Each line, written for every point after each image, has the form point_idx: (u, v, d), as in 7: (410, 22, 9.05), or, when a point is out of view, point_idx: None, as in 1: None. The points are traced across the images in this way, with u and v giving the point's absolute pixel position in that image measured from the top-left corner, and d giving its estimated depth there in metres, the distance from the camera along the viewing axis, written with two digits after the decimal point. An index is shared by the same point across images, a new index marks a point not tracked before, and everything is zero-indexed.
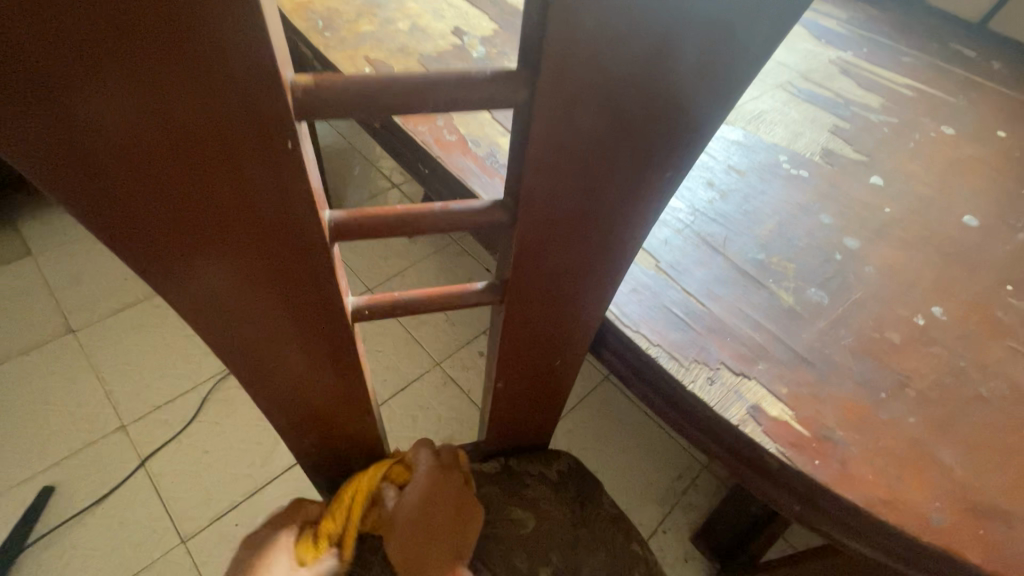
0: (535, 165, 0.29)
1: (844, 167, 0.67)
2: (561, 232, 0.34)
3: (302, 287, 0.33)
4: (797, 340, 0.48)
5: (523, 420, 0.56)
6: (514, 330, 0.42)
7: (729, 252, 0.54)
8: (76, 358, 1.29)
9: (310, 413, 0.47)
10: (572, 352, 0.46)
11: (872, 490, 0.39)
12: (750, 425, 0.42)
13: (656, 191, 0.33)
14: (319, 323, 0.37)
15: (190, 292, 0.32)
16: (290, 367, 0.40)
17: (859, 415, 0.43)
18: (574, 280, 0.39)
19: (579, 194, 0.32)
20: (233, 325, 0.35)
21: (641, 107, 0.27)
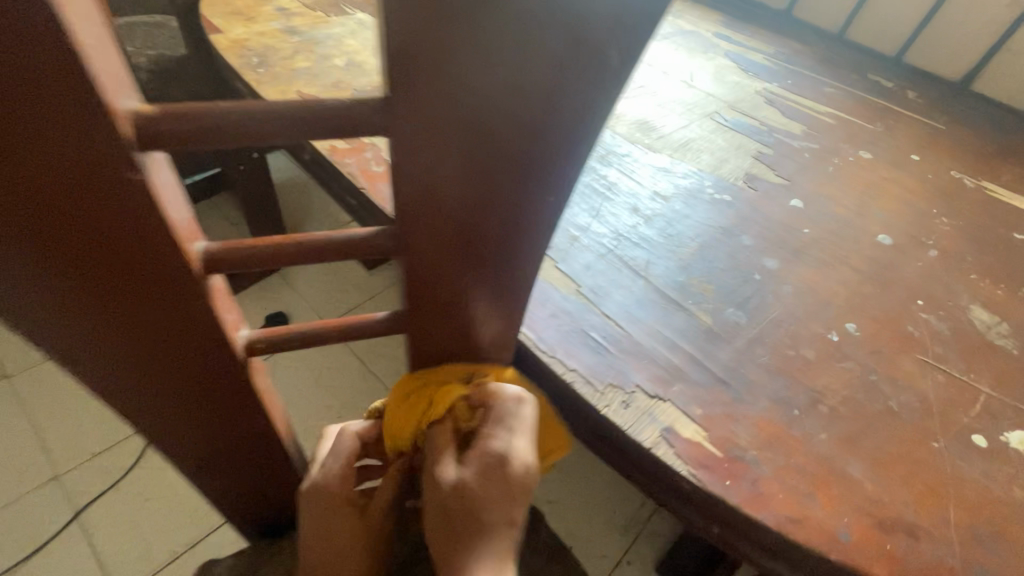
0: (408, 192, 0.28)
1: (766, 191, 0.69)
2: (450, 260, 0.33)
3: (186, 332, 0.32)
4: (714, 360, 0.48)
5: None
6: (424, 356, 0.41)
7: (650, 275, 0.55)
8: (8, 405, 1.22)
9: (218, 457, 0.45)
10: (489, 376, 0.45)
11: (783, 510, 0.39)
12: (662, 447, 0.41)
13: (543, 218, 0.32)
14: (210, 366, 0.35)
15: (54, 339, 0.29)
16: (189, 413, 0.39)
17: (772, 433, 0.43)
18: (477, 306, 0.37)
19: (462, 220, 0.31)
20: (114, 377, 0.33)
21: (507, 134, 0.26)
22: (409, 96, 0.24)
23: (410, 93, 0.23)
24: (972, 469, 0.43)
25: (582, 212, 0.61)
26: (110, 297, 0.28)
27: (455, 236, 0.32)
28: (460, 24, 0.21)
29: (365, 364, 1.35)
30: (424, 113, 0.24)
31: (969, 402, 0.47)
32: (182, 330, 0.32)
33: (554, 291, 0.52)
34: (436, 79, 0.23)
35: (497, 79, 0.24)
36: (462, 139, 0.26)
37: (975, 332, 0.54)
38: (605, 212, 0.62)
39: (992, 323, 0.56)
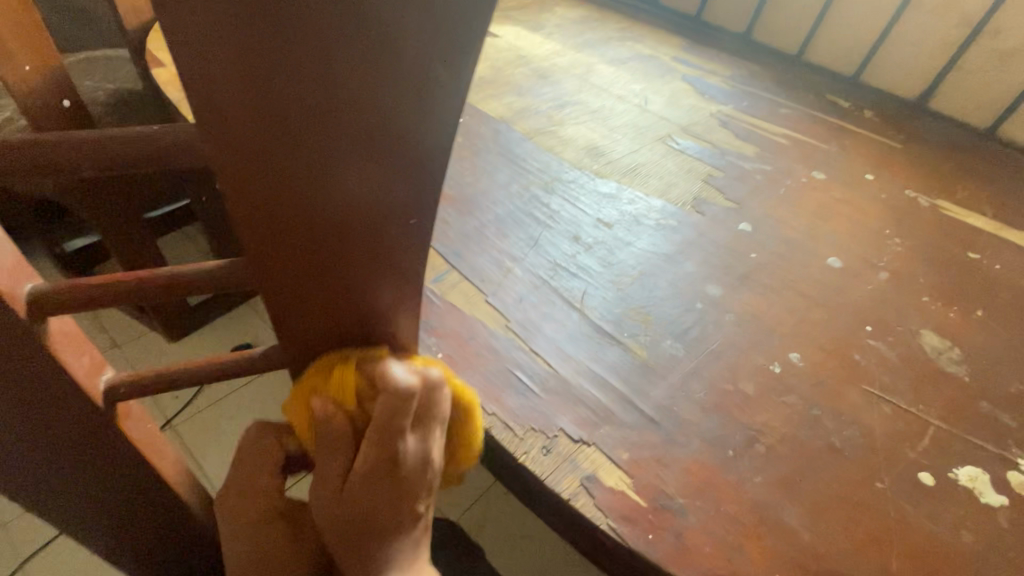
0: (251, 221, 0.27)
1: (714, 215, 0.67)
2: (323, 315, 0.34)
3: (28, 384, 0.32)
4: (646, 399, 0.45)
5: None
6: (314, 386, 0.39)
7: (586, 308, 0.52)
8: None
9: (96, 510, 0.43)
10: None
11: (708, 566, 0.36)
12: (582, 499, 0.38)
13: (411, 237, 0.31)
14: (63, 416, 0.35)
15: None
16: (53, 465, 0.38)
17: (703, 478, 0.40)
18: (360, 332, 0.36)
19: (321, 248, 0.29)
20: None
21: (348, 172, 0.26)
22: (224, 146, 0.23)
23: (222, 147, 0.23)
24: (917, 511, 0.40)
25: (519, 241, 0.59)
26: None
27: (322, 291, 0.32)
28: (262, 75, 0.21)
29: None
30: (249, 187, 0.25)
31: (917, 436, 0.45)
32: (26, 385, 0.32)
33: (482, 329, 0.49)
34: (251, 122, 0.23)
35: (318, 117, 0.23)
36: (299, 204, 0.27)
37: (925, 359, 0.52)
38: (544, 241, 0.59)
39: (943, 348, 0.53)
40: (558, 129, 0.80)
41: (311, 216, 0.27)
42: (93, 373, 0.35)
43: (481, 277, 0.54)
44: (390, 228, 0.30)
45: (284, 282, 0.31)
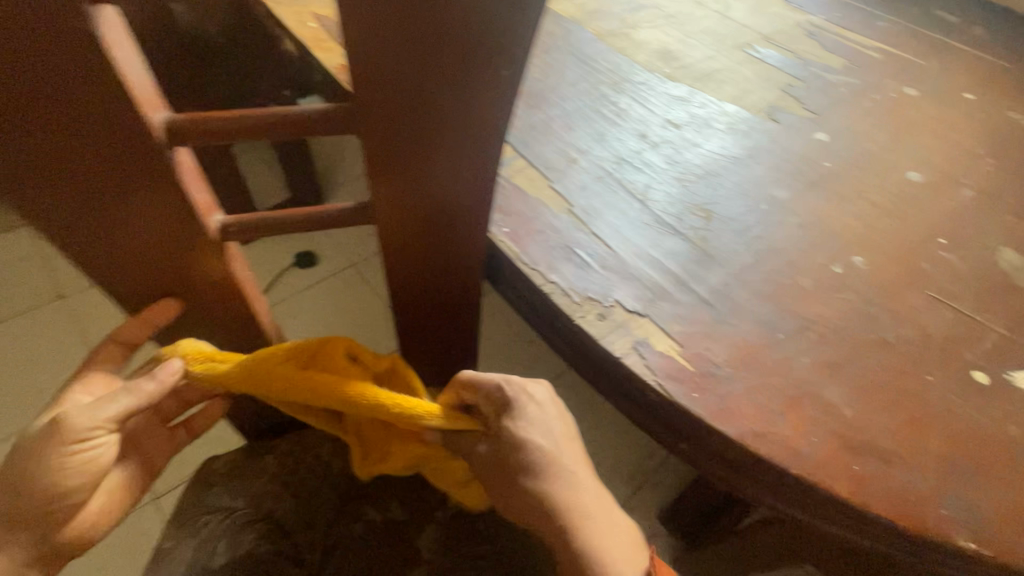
0: (361, 57, 0.30)
1: (790, 124, 0.65)
2: (410, 179, 0.39)
3: (164, 211, 0.36)
4: (701, 282, 0.46)
5: (433, 350, 0.59)
6: (393, 242, 0.44)
7: (649, 200, 0.53)
8: (65, 322, 1.32)
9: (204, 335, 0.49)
10: (456, 277, 0.50)
11: (747, 424, 0.38)
12: (632, 358, 0.41)
13: (499, 95, 0.34)
14: (188, 248, 0.39)
15: (42, 208, 0.33)
16: (174, 288, 0.43)
17: (750, 353, 0.42)
18: (438, 188, 0.40)
19: (415, 93, 0.33)
20: (98, 243, 0.37)
21: (451, 15, 0.29)
22: None
23: None
24: (964, 403, 0.40)
25: (586, 135, 0.59)
26: (80, 156, 0.31)
27: (410, 140, 0.36)
28: None
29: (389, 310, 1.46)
30: (366, 36, 0.29)
31: (976, 339, 0.45)
32: (165, 212, 0.36)
33: (546, 210, 0.51)
34: None
35: None
36: (405, 69, 0.31)
37: (999, 274, 0.50)
38: (610, 136, 0.59)
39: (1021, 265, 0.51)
40: (631, 33, 0.77)
41: (413, 78, 0.32)
42: (206, 209, 0.38)
43: (547, 165, 0.55)
44: (476, 101, 0.34)
45: (379, 125, 0.35)
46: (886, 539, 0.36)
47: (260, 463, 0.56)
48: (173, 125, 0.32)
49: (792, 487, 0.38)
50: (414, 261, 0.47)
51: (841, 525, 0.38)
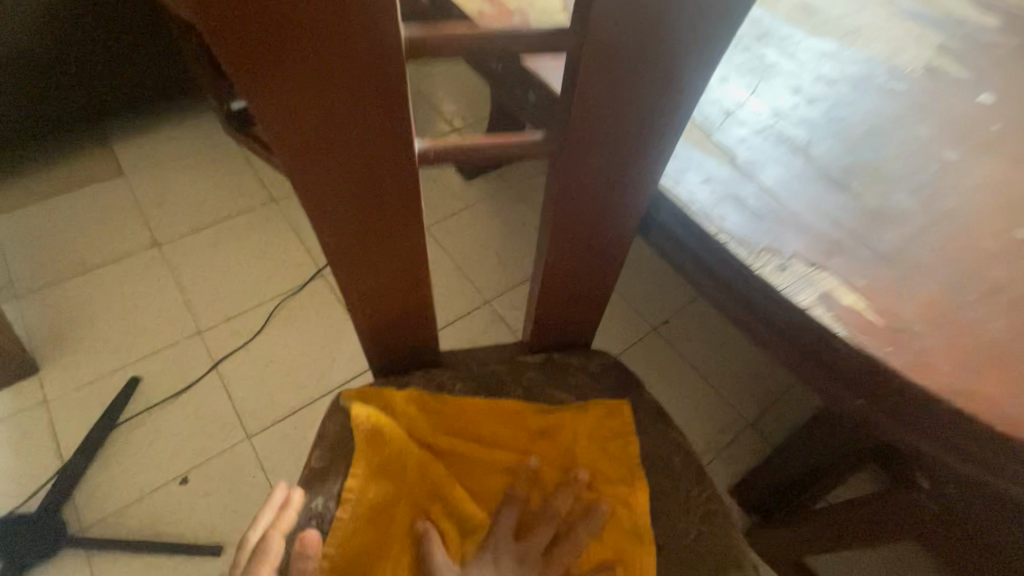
0: None
1: (949, 83, 0.61)
2: (606, 122, 0.40)
3: (387, 142, 0.39)
4: (878, 241, 0.45)
5: (565, 306, 0.59)
6: (567, 187, 0.45)
7: (811, 155, 0.51)
8: (160, 268, 1.38)
9: (371, 278, 0.50)
10: (613, 226, 0.50)
11: (946, 381, 0.37)
12: (820, 310, 0.40)
13: (719, 24, 0.34)
14: (394, 184, 0.42)
15: (293, 141, 0.37)
16: (368, 226, 0.45)
17: (940, 312, 0.40)
18: (629, 131, 0.40)
19: (642, 18, 0.33)
20: (321, 178, 0.40)
21: None
22: None
23: None
24: None
25: (738, 88, 0.57)
26: (335, 70, 0.33)
27: (618, 78, 0.36)
28: None
29: (461, 269, 1.51)
30: None
31: None
32: (389, 142, 0.39)
33: (709, 160, 0.50)
34: None
35: None
36: None
37: None
38: (764, 90, 0.57)
39: None
40: None
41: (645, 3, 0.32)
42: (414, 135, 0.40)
43: (702, 116, 0.54)
44: (695, 31, 0.34)
45: (597, 59, 0.35)
46: None
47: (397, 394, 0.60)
48: (413, 42, 0.34)
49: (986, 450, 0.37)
50: (578, 211, 0.47)
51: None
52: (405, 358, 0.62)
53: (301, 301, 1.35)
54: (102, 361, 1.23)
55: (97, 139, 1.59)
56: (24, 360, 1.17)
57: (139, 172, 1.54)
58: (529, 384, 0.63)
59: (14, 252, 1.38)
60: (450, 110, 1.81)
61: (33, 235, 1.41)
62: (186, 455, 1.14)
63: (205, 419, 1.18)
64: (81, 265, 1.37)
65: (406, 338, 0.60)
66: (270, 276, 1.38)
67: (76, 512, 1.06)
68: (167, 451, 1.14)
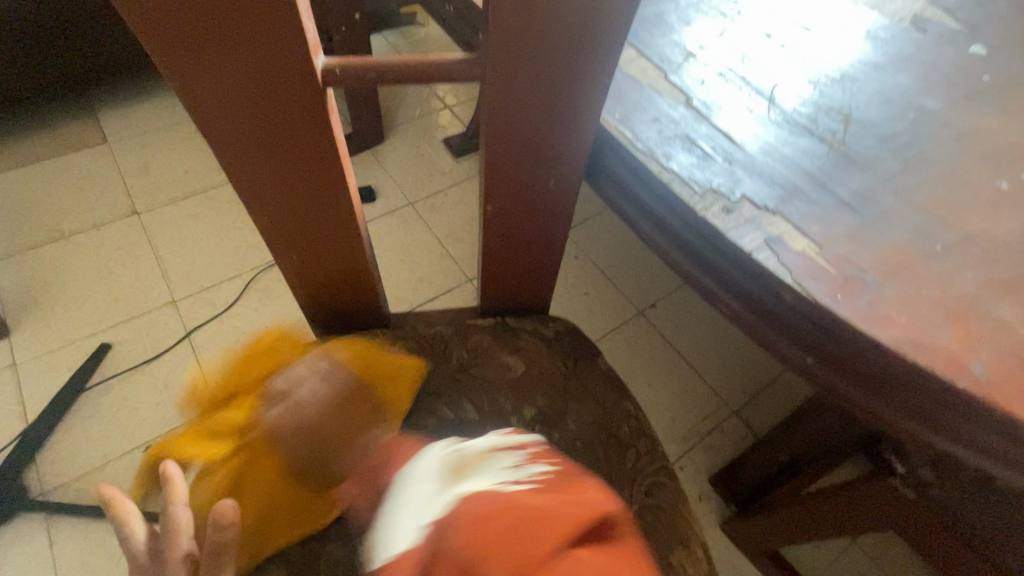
0: None
1: (939, 35, 0.55)
2: (524, 38, 0.36)
3: (279, 48, 0.35)
4: (841, 186, 0.41)
5: (515, 265, 0.55)
6: (494, 116, 0.41)
7: (777, 98, 0.47)
8: (137, 236, 1.36)
9: (302, 238, 0.49)
10: (552, 170, 0.46)
11: (901, 330, 0.33)
12: (765, 255, 0.36)
13: None
14: (298, 102, 0.38)
15: (167, 41, 0.33)
16: (282, 170, 0.43)
17: (902, 261, 0.36)
18: (550, 44, 0.37)
19: None
20: (220, 118, 0.38)
21: None
22: None
23: None
24: None
25: (704, 31, 0.53)
26: None
27: None
28: None
29: (444, 247, 1.47)
30: None
31: None
32: (281, 50, 0.35)
33: (661, 101, 0.46)
34: None
35: None
36: None
37: None
38: (733, 33, 0.53)
39: None
40: None
41: None
42: (315, 45, 0.36)
43: (661, 56, 0.49)
44: None
45: None
46: None
47: None
48: None
49: (935, 407, 0.34)
50: (510, 147, 0.43)
51: (985, 455, 0.33)
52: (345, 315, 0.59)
53: (278, 274, 1.32)
54: (72, 328, 1.21)
55: (82, 106, 1.57)
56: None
57: (121, 142, 1.52)
58: (476, 345, 0.57)
59: None
60: (443, 87, 1.77)
61: (9, 201, 1.38)
62: (154, 424, 1.11)
63: (174, 389, 1.16)
64: (57, 232, 1.34)
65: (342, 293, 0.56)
66: (248, 248, 1.36)
67: (39, 478, 1.04)
68: (134, 419, 1.12)
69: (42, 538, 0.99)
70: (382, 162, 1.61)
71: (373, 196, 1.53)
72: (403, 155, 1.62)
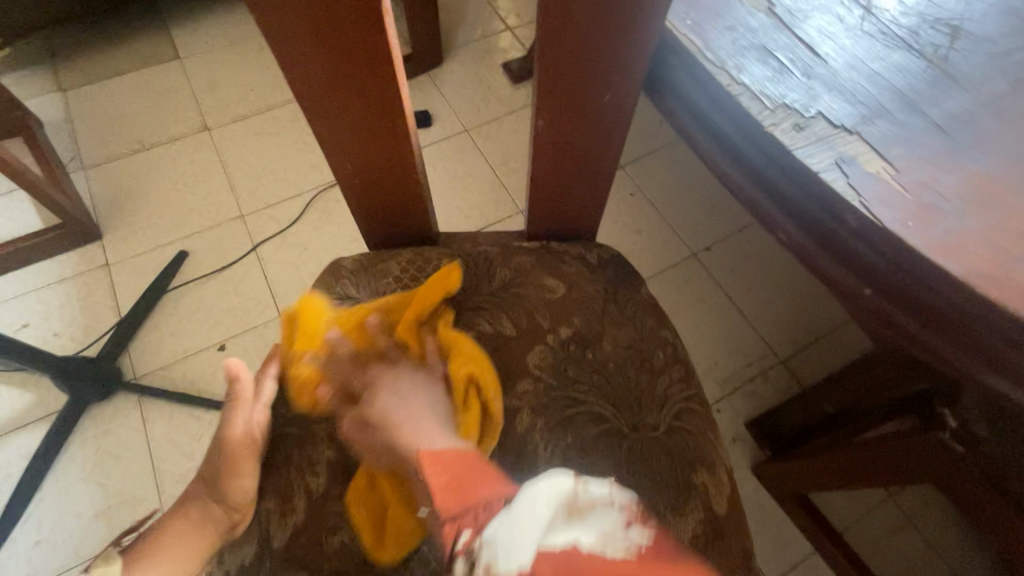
0: None
1: None
2: None
3: None
4: (934, 106, 0.37)
5: (564, 185, 0.54)
6: (553, 19, 0.39)
7: (875, 7, 0.42)
8: (209, 151, 1.43)
9: (359, 152, 0.50)
10: (608, 81, 0.44)
11: (974, 261, 0.31)
12: (833, 176, 0.34)
13: None
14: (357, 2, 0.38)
15: None
16: (341, 78, 0.43)
17: (990, 193, 0.33)
18: None
19: None
20: (281, 16, 0.38)
21: None
22: None
23: None
24: None
25: None
26: None
27: None
28: None
29: (498, 178, 1.46)
30: None
31: None
32: None
33: (739, 5, 0.41)
34: None
35: None
36: None
37: None
38: None
39: None
40: None
41: None
42: None
43: None
44: None
45: None
46: None
47: (383, 264, 0.58)
48: None
49: (1005, 346, 0.31)
50: (569, 55, 0.42)
51: None
52: (395, 231, 0.60)
53: (336, 195, 1.36)
54: (153, 235, 1.32)
55: (158, 21, 1.61)
56: (87, 226, 1.27)
57: (191, 58, 1.56)
58: (519, 266, 0.57)
59: (81, 124, 1.46)
60: (506, 6, 1.68)
61: (94, 113, 1.47)
62: (225, 326, 1.22)
63: (243, 296, 1.26)
64: (138, 143, 1.43)
65: (393, 209, 0.58)
66: (309, 169, 1.40)
67: (132, 363, 1.18)
68: (209, 320, 1.23)
69: (136, 414, 1.13)
70: (439, 86, 1.58)
71: (429, 121, 1.52)
72: (461, 80, 1.59)
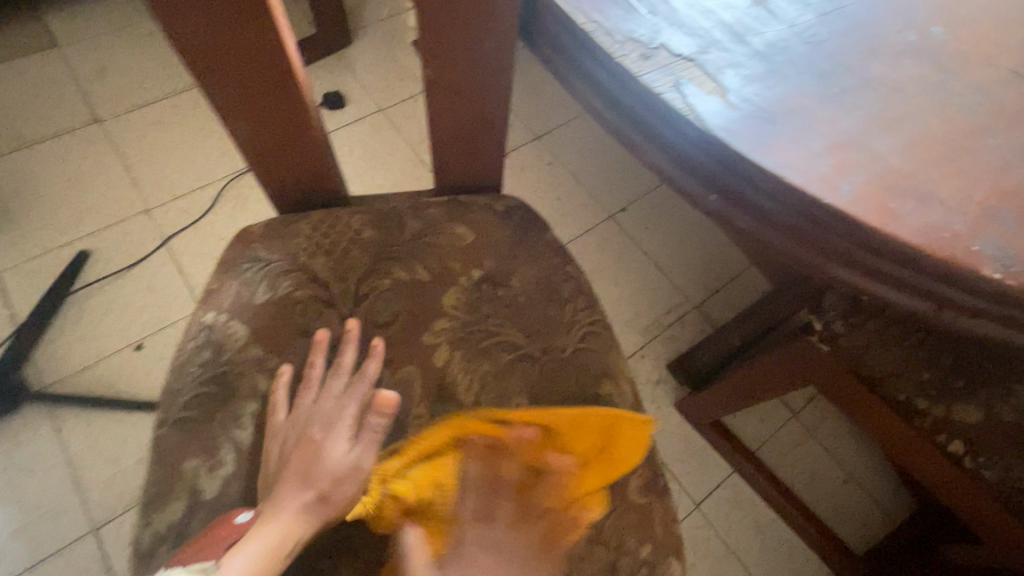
0: None
1: None
2: None
3: None
4: (755, 35, 0.43)
5: (462, 137, 0.57)
6: None
7: None
8: (103, 144, 1.33)
9: (251, 109, 0.49)
10: (485, 26, 0.47)
11: (782, 157, 0.38)
12: (674, 96, 0.40)
13: None
14: None
15: None
16: (219, 25, 0.43)
17: (797, 104, 0.40)
18: None
19: None
20: None
21: None
22: None
23: None
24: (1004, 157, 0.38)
25: None
26: None
27: None
28: None
29: (418, 155, 1.47)
30: None
31: None
32: None
33: None
34: None
35: None
36: None
37: None
38: None
39: None
40: None
41: None
42: None
43: None
44: None
45: None
46: (893, 274, 0.38)
47: (292, 227, 0.59)
48: None
49: (814, 227, 0.39)
50: None
51: (843, 265, 0.40)
52: (303, 195, 0.60)
53: (250, 182, 1.32)
54: (47, 238, 1.22)
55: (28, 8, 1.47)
56: None
57: (72, 46, 1.44)
58: (429, 218, 0.60)
59: None
60: None
61: None
62: (141, 324, 1.17)
63: (157, 292, 1.20)
64: (18, 140, 1.31)
65: (297, 172, 0.57)
66: (218, 157, 1.34)
67: (37, 373, 1.10)
68: (122, 320, 1.17)
69: (49, 425, 1.07)
70: (349, 66, 1.56)
71: (342, 102, 1.50)
72: (372, 59, 1.57)
